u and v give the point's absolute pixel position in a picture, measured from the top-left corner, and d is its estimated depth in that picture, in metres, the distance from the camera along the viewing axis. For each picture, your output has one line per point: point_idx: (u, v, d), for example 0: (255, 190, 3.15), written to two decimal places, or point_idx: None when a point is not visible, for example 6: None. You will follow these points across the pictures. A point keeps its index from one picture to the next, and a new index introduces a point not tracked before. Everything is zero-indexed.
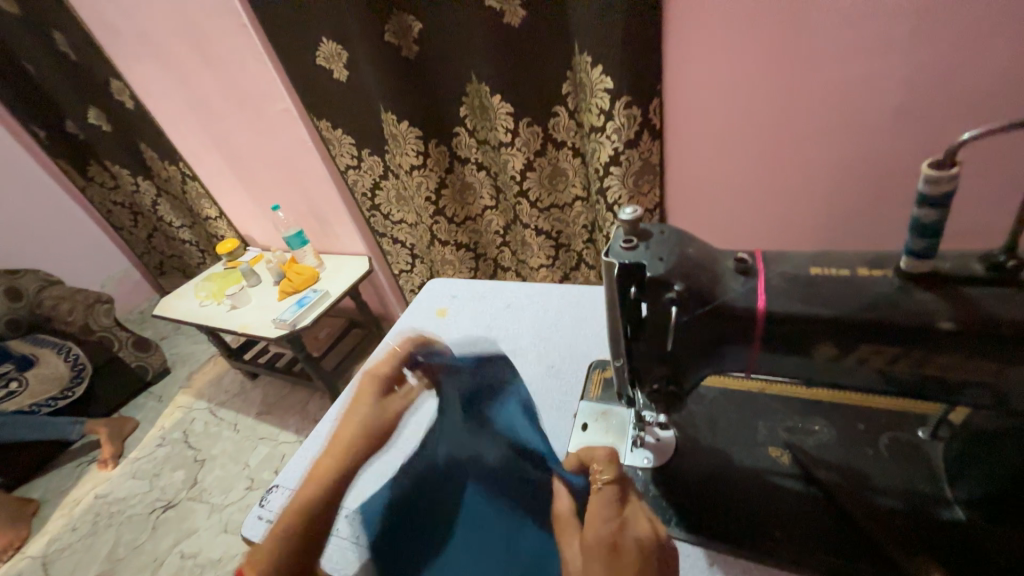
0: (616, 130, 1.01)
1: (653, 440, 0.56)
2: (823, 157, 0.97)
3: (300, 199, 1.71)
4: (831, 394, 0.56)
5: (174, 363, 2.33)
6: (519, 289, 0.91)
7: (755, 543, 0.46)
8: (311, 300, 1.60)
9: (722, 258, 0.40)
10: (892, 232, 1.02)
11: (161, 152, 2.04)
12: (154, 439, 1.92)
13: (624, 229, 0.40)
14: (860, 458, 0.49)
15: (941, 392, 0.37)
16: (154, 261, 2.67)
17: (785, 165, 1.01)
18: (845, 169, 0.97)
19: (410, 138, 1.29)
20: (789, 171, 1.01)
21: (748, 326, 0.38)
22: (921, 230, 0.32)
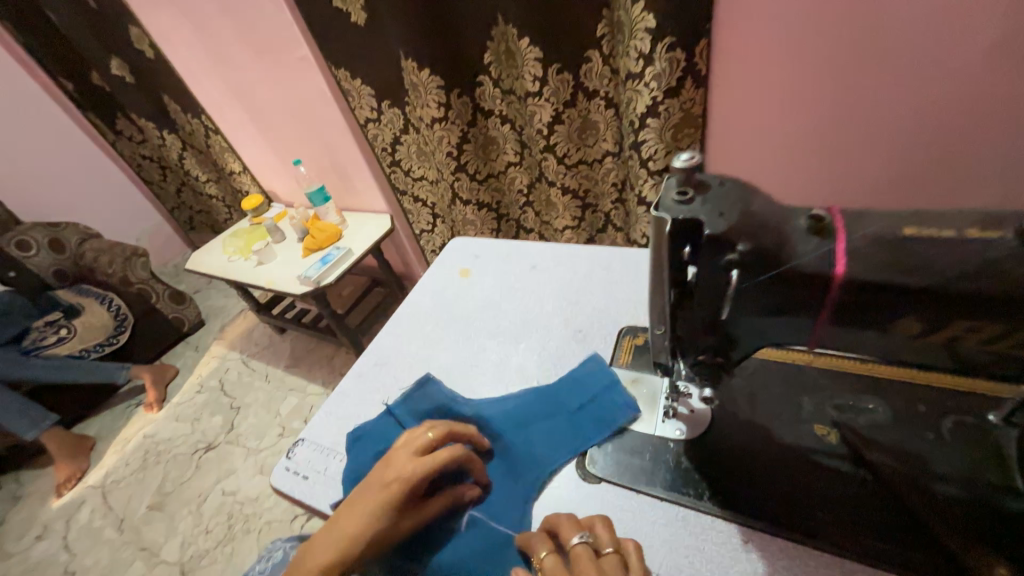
0: (655, 77, 0.91)
1: (685, 411, 0.54)
2: (893, 105, 0.86)
3: (321, 154, 1.67)
4: (890, 371, 0.51)
5: (208, 315, 2.42)
6: (544, 249, 0.87)
7: (795, 525, 0.43)
8: (335, 257, 1.59)
9: (793, 215, 0.35)
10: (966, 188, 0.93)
11: (183, 104, 2.01)
12: (193, 386, 2.03)
13: (677, 179, 0.35)
14: (919, 441, 0.45)
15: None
16: (184, 216, 2.70)
17: (847, 113, 0.90)
18: (918, 118, 0.86)
19: (431, 87, 1.21)
20: (851, 121, 0.91)
21: (820, 294, 0.34)
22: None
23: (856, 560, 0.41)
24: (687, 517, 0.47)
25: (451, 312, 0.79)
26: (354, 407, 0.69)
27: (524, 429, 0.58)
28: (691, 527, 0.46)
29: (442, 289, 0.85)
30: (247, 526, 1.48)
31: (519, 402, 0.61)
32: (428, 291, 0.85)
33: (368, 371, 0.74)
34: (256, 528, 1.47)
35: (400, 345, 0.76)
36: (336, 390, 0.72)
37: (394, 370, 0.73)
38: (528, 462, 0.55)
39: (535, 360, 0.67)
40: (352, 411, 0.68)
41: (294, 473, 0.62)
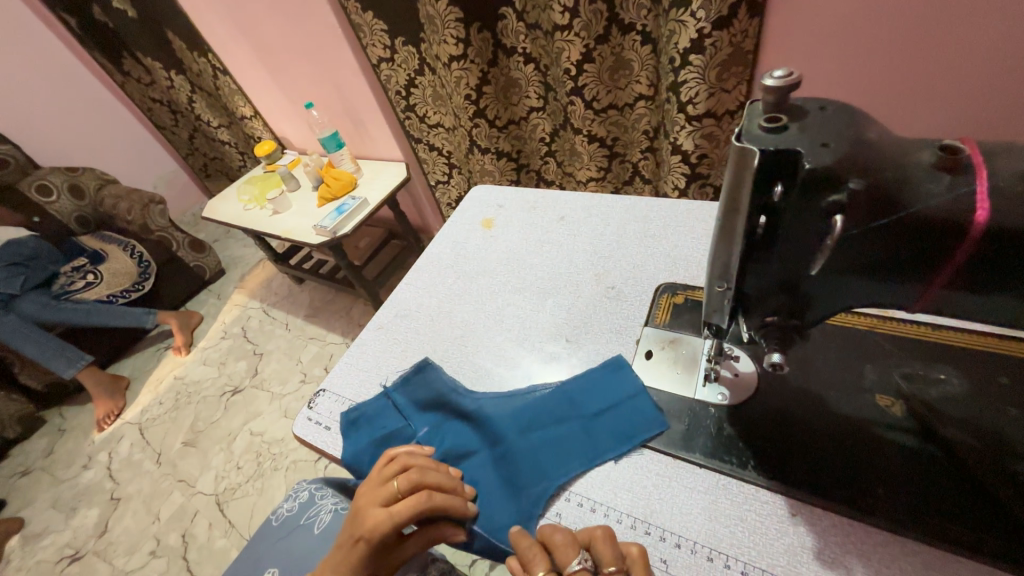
0: (703, 5, 0.79)
1: (729, 375, 0.50)
2: (989, 36, 0.74)
3: (333, 96, 1.57)
4: (965, 340, 0.46)
5: (228, 264, 2.43)
6: (574, 200, 0.80)
7: (849, 499, 0.40)
8: (350, 207, 1.55)
9: (914, 149, 0.29)
10: None
11: (187, 40, 1.90)
12: (218, 332, 2.08)
13: (764, 104, 0.31)
14: (1001, 419, 0.40)
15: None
16: (198, 163, 2.66)
17: (930, 47, 0.78)
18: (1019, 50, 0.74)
19: (449, 21, 1.09)
20: (933, 57, 0.79)
21: (938, 250, 0.30)
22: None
23: (915, 539, 0.38)
24: (727, 484, 0.44)
25: (473, 266, 0.75)
26: (376, 359, 0.67)
27: (531, 427, 0.52)
28: (731, 494, 0.43)
29: (464, 240, 0.80)
30: (275, 465, 1.56)
31: (529, 396, 0.54)
32: (449, 241, 0.81)
33: (390, 323, 0.71)
34: (283, 467, 1.54)
35: (420, 298, 0.73)
36: (358, 341, 0.70)
37: (415, 323, 0.70)
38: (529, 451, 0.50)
39: (565, 317, 0.63)
40: (369, 366, 0.66)
41: (316, 422, 0.61)
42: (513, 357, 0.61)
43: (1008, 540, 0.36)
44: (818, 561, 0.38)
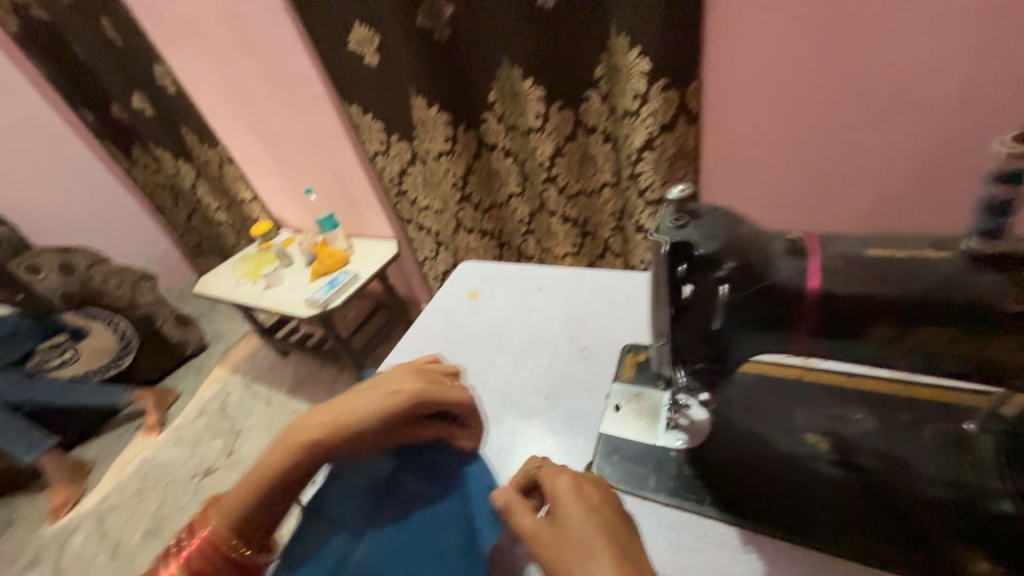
0: (652, 114, 1.03)
1: (687, 422, 0.57)
2: (859, 136, 1.00)
3: (332, 182, 1.74)
4: (874, 384, 0.55)
5: (211, 339, 2.44)
6: (548, 273, 0.92)
7: (788, 525, 0.47)
8: (342, 282, 1.66)
9: (774, 239, 0.40)
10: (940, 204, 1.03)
11: (200, 135, 2.11)
12: (194, 409, 2.03)
13: (672, 208, 0.41)
14: (905, 446, 0.48)
15: (964, 359, 0.38)
16: (191, 241, 2.75)
17: (823, 146, 1.03)
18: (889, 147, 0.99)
19: (439, 123, 1.31)
20: (829, 150, 1.03)
21: (802, 304, 0.39)
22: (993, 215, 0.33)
23: (847, 557, 0.44)
24: (689, 520, 0.50)
25: (462, 330, 0.84)
26: None
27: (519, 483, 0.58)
28: (693, 529, 0.49)
29: (452, 310, 0.89)
30: None
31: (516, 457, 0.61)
32: (437, 312, 0.90)
33: None
34: None
35: (412, 363, 0.80)
36: None
37: None
38: None
39: (543, 377, 0.71)
40: None
41: (308, 484, 0.65)
42: (497, 414, 0.67)
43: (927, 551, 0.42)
44: None
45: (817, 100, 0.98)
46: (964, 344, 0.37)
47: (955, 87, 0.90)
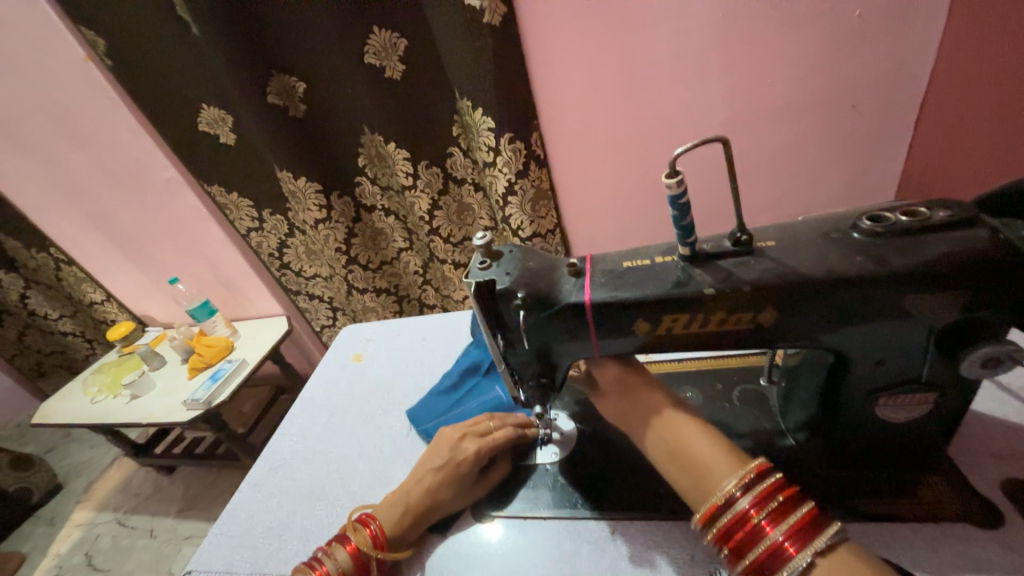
0: (506, 164, 1.09)
1: (558, 435, 0.61)
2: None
3: (201, 267, 1.61)
4: (699, 363, 0.64)
5: (66, 476, 2.00)
6: (430, 321, 0.94)
7: (639, 505, 0.52)
8: (226, 372, 1.50)
9: (558, 266, 0.47)
10: (760, 208, 1.17)
11: (26, 238, 1.82)
12: (48, 570, 1.63)
13: (480, 253, 0.47)
14: (721, 412, 0.57)
15: (750, 343, 0.43)
16: (29, 361, 2.27)
17: (659, 175, 1.15)
18: None
19: (311, 193, 1.23)
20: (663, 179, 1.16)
21: (580, 317, 0.44)
22: (685, 231, 0.41)
23: (690, 520, 0.50)
24: (567, 526, 0.53)
25: (347, 400, 0.82)
26: (252, 516, 0.67)
27: (467, 373, 0.75)
28: (571, 534, 0.52)
29: (336, 379, 0.87)
30: None
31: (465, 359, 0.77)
32: (321, 383, 0.87)
33: (263, 478, 0.72)
34: None
35: (295, 445, 0.76)
36: (228, 505, 0.70)
37: (290, 471, 0.72)
38: (466, 383, 0.74)
39: None
40: (246, 522, 0.66)
41: None
42: (388, 475, 0.67)
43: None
44: (631, 565, 0.48)
45: (644, 137, 1.10)
46: (726, 329, 0.42)
47: (723, 121, 1.05)
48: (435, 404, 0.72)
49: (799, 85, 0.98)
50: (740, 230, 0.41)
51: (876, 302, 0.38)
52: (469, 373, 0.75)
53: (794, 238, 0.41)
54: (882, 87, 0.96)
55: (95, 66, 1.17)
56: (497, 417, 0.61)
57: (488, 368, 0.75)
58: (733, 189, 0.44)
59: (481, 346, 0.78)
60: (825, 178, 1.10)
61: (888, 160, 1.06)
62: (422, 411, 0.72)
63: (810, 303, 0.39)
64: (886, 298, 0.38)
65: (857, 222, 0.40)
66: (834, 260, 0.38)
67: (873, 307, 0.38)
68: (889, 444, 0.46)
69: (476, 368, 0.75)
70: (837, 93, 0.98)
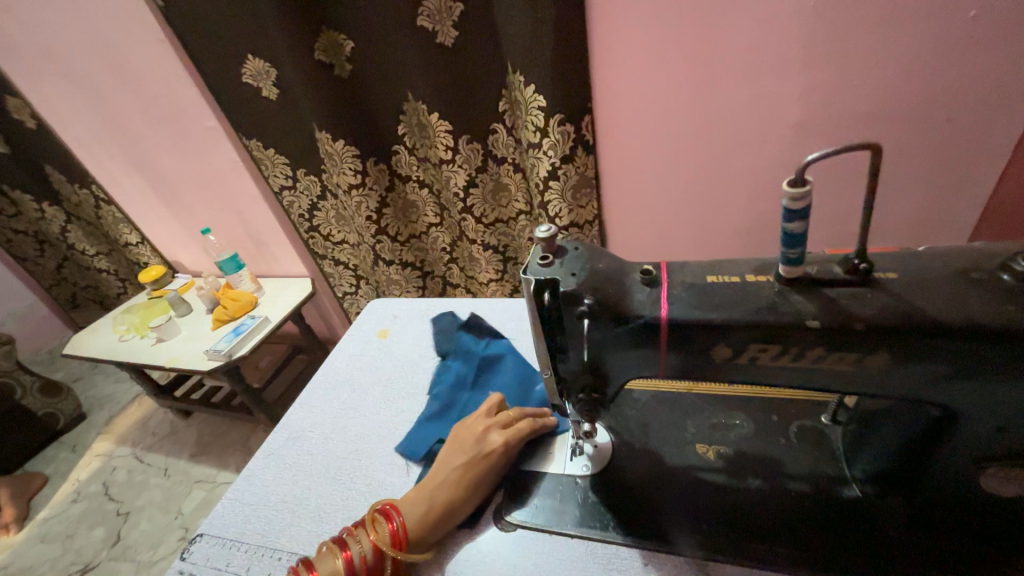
0: (552, 147, 1.03)
1: (591, 448, 0.56)
2: (746, 166, 1.04)
3: (233, 221, 1.60)
4: (755, 390, 0.58)
5: (91, 407, 2.08)
6: (461, 305, 0.90)
7: (678, 538, 0.47)
8: (248, 328, 1.50)
9: (629, 271, 0.42)
10: None
11: (70, 174, 1.84)
12: (68, 495, 1.71)
13: (541, 247, 0.43)
14: (774, 447, 0.52)
15: (845, 384, 0.39)
16: (65, 293, 2.34)
17: (715, 176, 1.07)
18: (766, 176, 1.04)
19: (347, 157, 1.19)
20: (720, 180, 1.08)
21: (651, 335, 0.40)
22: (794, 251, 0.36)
23: (732, 563, 0.45)
24: (596, 549, 0.49)
25: (369, 377, 0.79)
26: (266, 484, 0.65)
27: (456, 390, 0.70)
28: (599, 558, 0.49)
29: (359, 353, 0.85)
30: None
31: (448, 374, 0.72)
32: (344, 356, 0.85)
33: (279, 447, 0.70)
34: None
35: (313, 417, 0.74)
36: (243, 471, 0.68)
37: (307, 444, 0.70)
38: (459, 404, 0.68)
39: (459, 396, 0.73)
40: (260, 488, 0.65)
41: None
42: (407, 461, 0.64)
43: (814, 549, 0.44)
44: None
45: (706, 132, 1.01)
46: (815, 364, 0.38)
47: (797, 125, 0.96)
48: (438, 425, 0.65)
49: (890, 93, 0.88)
50: (860, 256, 0.36)
51: (1000, 358, 0.33)
52: (458, 389, 0.70)
53: (920, 273, 0.35)
54: (988, 104, 0.86)
55: (144, 4, 1.14)
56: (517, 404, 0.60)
57: (474, 381, 0.71)
58: (866, 211, 0.38)
59: (459, 358, 0.75)
60: (900, 198, 1.01)
61: (977, 186, 0.95)
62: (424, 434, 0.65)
63: (929, 351, 0.34)
64: (1015, 355, 0.32)
65: (1010, 262, 0.34)
66: (965, 306, 0.33)
67: (996, 364, 0.33)
68: (979, 510, 0.42)
69: (462, 383, 0.71)
70: (933, 106, 0.88)
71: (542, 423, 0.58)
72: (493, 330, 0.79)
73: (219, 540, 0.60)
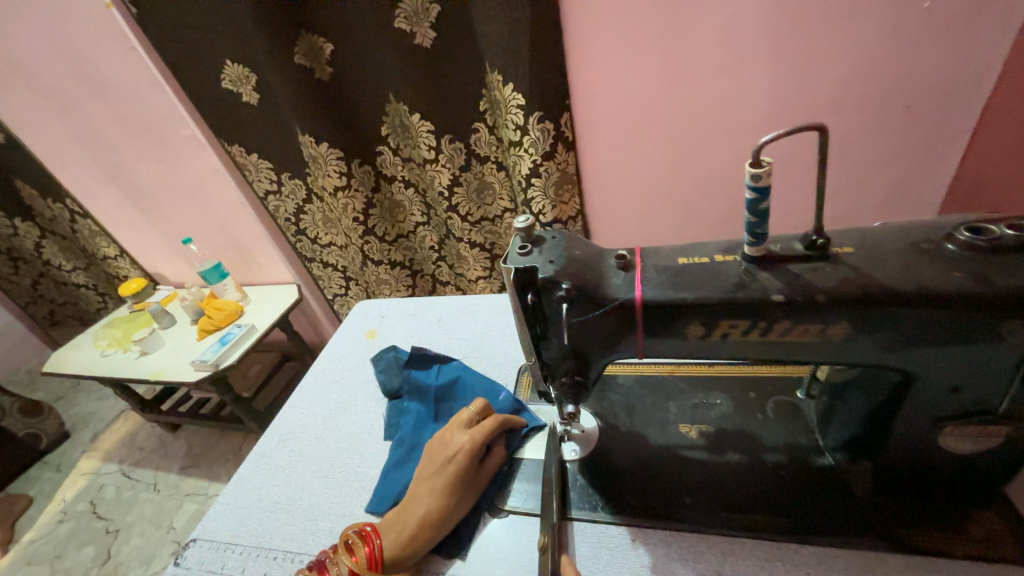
0: (533, 144, 1.04)
1: (578, 432, 0.58)
2: (721, 157, 1.07)
3: (214, 230, 1.58)
4: (734, 369, 0.60)
5: (75, 425, 2.04)
6: (449, 303, 0.91)
7: (664, 513, 0.49)
8: (235, 336, 1.48)
9: (605, 258, 0.44)
10: None
11: (43, 188, 1.80)
12: (54, 515, 1.67)
13: (520, 237, 0.45)
14: (753, 423, 0.54)
15: (812, 356, 0.41)
16: (42, 310, 2.28)
17: (693, 168, 1.10)
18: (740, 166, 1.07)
19: (331, 159, 1.19)
20: (698, 171, 1.10)
21: (629, 316, 0.42)
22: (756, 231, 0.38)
23: (716, 534, 0.47)
24: (585, 530, 0.51)
25: (361, 376, 0.80)
26: (259, 489, 0.65)
27: (420, 426, 0.65)
28: (589, 537, 0.50)
29: (350, 353, 0.85)
30: None
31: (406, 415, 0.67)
32: (334, 358, 0.85)
33: (271, 450, 0.71)
34: None
35: (305, 419, 0.74)
36: (235, 475, 0.68)
37: (299, 445, 0.70)
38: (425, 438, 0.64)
39: None
40: (252, 492, 0.65)
41: None
42: None
43: (795, 517, 0.46)
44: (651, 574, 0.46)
45: (681, 125, 1.04)
46: (782, 338, 0.40)
47: (768, 116, 0.99)
48: (409, 464, 0.61)
49: (854, 83, 0.92)
50: (817, 233, 0.38)
51: (950, 323, 0.35)
52: (420, 426, 0.65)
53: (877, 249, 0.38)
54: (943, 90, 0.89)
55: (116, 12, 1.12)
56: (477, 402, 0.61)
57: (435, 413, 0.67)
58: (820, 189, 0.40)
59: (414, 396, 0.69)
60: (869, 183, 1.05)
61: (940, 170, 1.00)
62: (396, 479, 0.60)
63: (888, 321, 0.36)
64: (962, 320, 0.35)
65: (953, 233, 0.37)
66: (915, 276, 0.35)
67: (943, 330, 0.36)
68: (942, 470, 0.44)
69: (425, 418, 0.66)
70: (895, 94, 0.92)
71: (507, 419, 0.59)
72: (442, 356, 0.75)
73: (214, 544, 0.60)
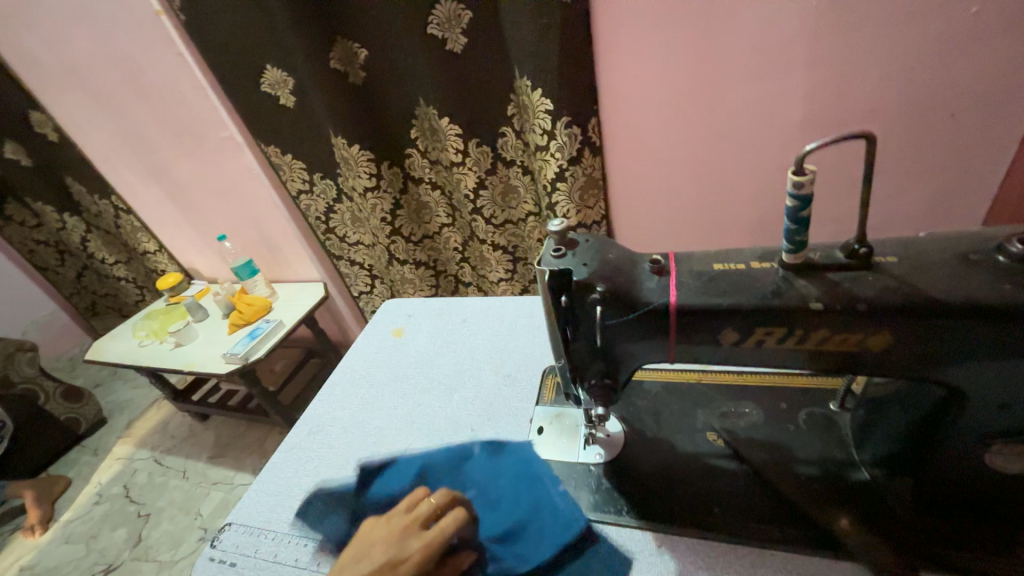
0: (559, 149, 1.04)
1: (603, 436, 0.58)
2: (752, 163, 1.05)
3: (248, 228, 1.64)
4: (765, 378, 0.60)
5: (112, 411, 2.14)
6: (474, 303, 0.92)
7: (690, 521, 0.49)
8: (264, 331, 1.53)
9: (639, 262, 0.44)
10: None
11: (91, 185, 1.90)
12: (90, 497, 1.75)
13: (553, 240, 0.45)
14: (784, 433, 0.53)
15: (850, 366, 0.40)
16: (84, 301, 2.41)
17: (722, 173, 1.09)
18: (771, 172, 1.05)
19: (363, 161, 1.23)
20: (727, 177, 1.09)
21: (663, 320, 0.42)
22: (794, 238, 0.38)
23: (743, 544, 0.47)
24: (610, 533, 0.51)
25: (388, 373, 0.82)
26: (291, 478, 0.67)
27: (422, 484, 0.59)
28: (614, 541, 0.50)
29: (377, 350, 0.87)
30: None
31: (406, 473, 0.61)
32: (362, 354, 0.87)
33: (303, 441, 0.73)
34: None
35: (335, 411, 0.76)
36: (268, 462, 0.71)
37: (330, 437, 0.72)
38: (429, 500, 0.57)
39: (468, 409, 0.71)
40: (285, 480, 0.67)
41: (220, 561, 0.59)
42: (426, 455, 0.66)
43: (827, 532, 0.45)
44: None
45: (711, 132, 1.03)
46: (819, 346, 0.39)
47: (802, 122, 0.97)
48: None
49: (893, 89, 0.89)
50: (860, 241, 0.37)
51: (999, 336, 0.34)
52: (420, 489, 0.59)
53: (921, 258, 0.37)
54: (990, 97, 0.86)
55: (166, 19, 1.18)
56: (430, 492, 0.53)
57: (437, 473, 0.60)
58: (862, 197, 0.40)
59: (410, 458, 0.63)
60: (908, 192, 1.01)
61: (984, 179, 0.96)
62: None
63: (932, 333, 0.35)
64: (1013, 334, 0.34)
65: (1004, 244, 0.35)
66: (962, 288, 0.35)
67: (991, 343, 0.35)
68: (986, 490, 0.43)
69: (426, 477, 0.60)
70: (937, 100, 0.89)
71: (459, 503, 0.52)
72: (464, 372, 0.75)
73: (248, 529, 0.62)
